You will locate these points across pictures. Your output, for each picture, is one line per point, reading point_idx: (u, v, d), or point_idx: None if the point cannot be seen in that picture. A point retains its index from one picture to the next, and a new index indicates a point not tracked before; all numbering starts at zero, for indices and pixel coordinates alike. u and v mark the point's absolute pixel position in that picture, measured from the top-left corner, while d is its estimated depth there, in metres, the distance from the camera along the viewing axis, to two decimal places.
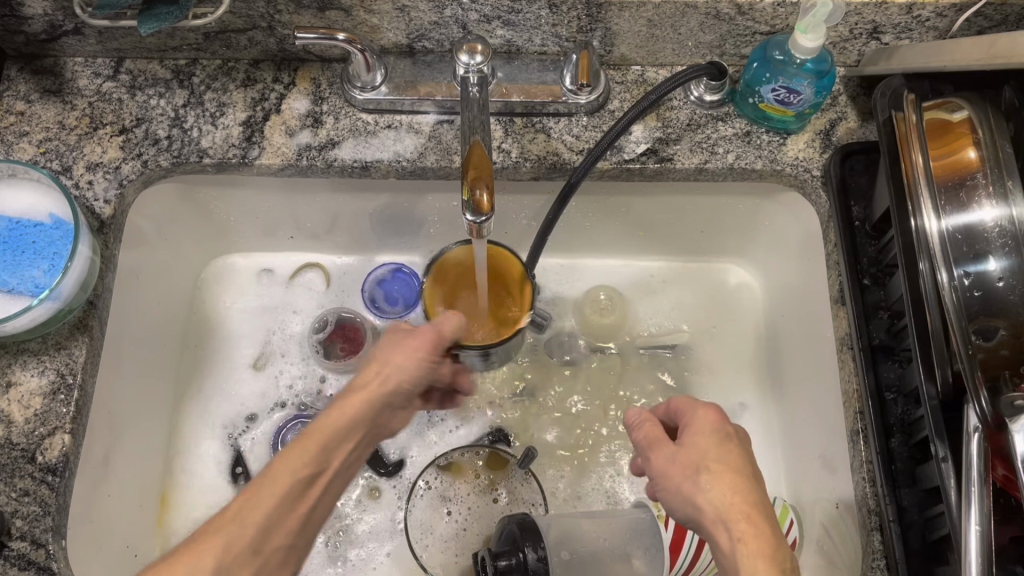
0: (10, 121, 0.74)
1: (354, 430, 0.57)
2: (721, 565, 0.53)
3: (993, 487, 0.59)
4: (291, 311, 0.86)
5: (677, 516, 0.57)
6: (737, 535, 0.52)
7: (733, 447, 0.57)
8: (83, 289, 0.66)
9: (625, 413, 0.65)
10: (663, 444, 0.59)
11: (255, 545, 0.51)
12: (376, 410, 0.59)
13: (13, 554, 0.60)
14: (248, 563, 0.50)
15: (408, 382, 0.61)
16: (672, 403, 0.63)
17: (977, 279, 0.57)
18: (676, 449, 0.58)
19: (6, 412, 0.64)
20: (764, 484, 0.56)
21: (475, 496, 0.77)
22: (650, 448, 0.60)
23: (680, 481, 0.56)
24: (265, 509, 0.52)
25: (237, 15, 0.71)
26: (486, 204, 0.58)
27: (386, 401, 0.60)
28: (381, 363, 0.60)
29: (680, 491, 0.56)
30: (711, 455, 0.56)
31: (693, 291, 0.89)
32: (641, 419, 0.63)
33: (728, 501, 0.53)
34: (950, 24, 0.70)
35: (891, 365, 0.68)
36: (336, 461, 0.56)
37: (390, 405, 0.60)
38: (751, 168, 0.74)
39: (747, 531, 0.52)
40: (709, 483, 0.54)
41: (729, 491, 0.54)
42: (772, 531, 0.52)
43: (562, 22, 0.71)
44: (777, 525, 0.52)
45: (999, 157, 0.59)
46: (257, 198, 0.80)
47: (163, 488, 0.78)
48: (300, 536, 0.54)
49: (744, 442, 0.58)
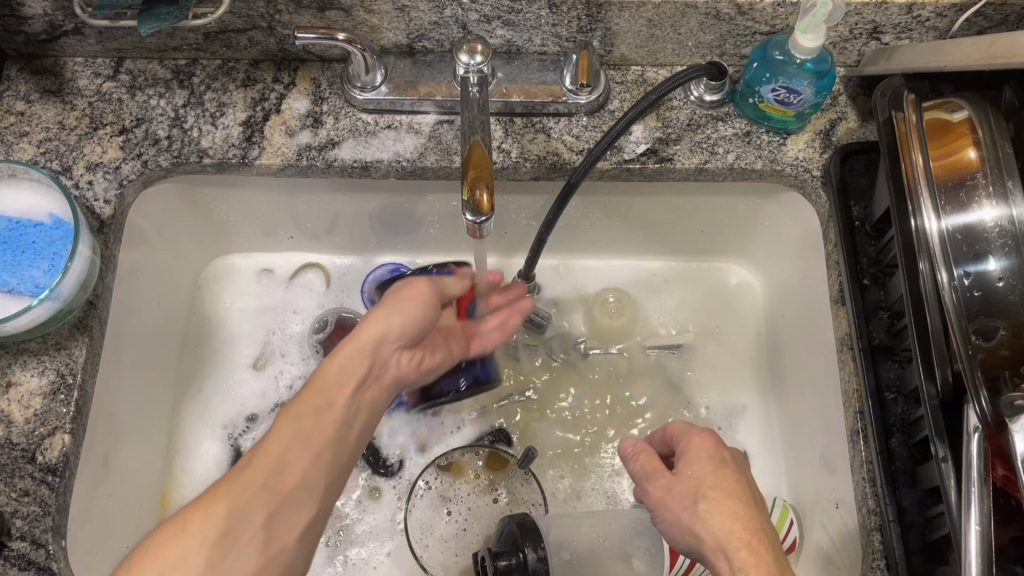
0: (10, 121, 0.74)
1: (354, 375, 0.61)
2: None
3: (993, 487, 0.59)
4: (291, 311, 0.86)
5: (679, 547, 0.58)
6: (737, 564, 0.53)
7: (731, 473, 0.58)
8: (83, 289, 0.66)
9: (620, 442, 0.66)
10: (657, 475, 0.61)
11: (266, 492, 0.54)
12: (376, 347, 0.62)
13: (13, 554, 0.60)
14: (262, 508, 0.54)
15: (407, 321, 0.63)
16: (667, 431, 0.64)
17: (977, 279, 0.58)
18: (672, 480, 0.59)
19: (6, 412, 0.64)
20: (764, 508, 0.58)
21: (476, 496, 0.77)
22: (646, 480, 0.61)
23: (679, 510, 0.58)
24: (274, 457, 0.56)
25: (237, 15, 0.71)
26: (486, 204, 0.58)
27: (384, 342, 0.62)
28: (379, 308, 0.64)
29: (680, 521, 0.57)
30: (709, 482, 0.58)
31: (693, 291, 0.89)
32: (637, 449, 0.64)
33: (728, 529, 0.55)
34: (950, 24, 0.70)
35: (891, 365, 0.68)
36: (339, 405, 0.60)
37: (388, 346, 0.63)
38: (751, 168, 0.74)
39: (747, 560, 0.54)
40: (708, 512, 0.56)
41: (727, 519, 0.56)
42: (776, 559, 0.53)
43: (562, 22, 0.71)
44: (781, 554, 0.54)
45: (999, 157, 0.59)
46: (257, 198, 0.80)
47: (163, 488, 0.78)
48: (315, 482, 0.57)
49: (742, 467, 0.60)
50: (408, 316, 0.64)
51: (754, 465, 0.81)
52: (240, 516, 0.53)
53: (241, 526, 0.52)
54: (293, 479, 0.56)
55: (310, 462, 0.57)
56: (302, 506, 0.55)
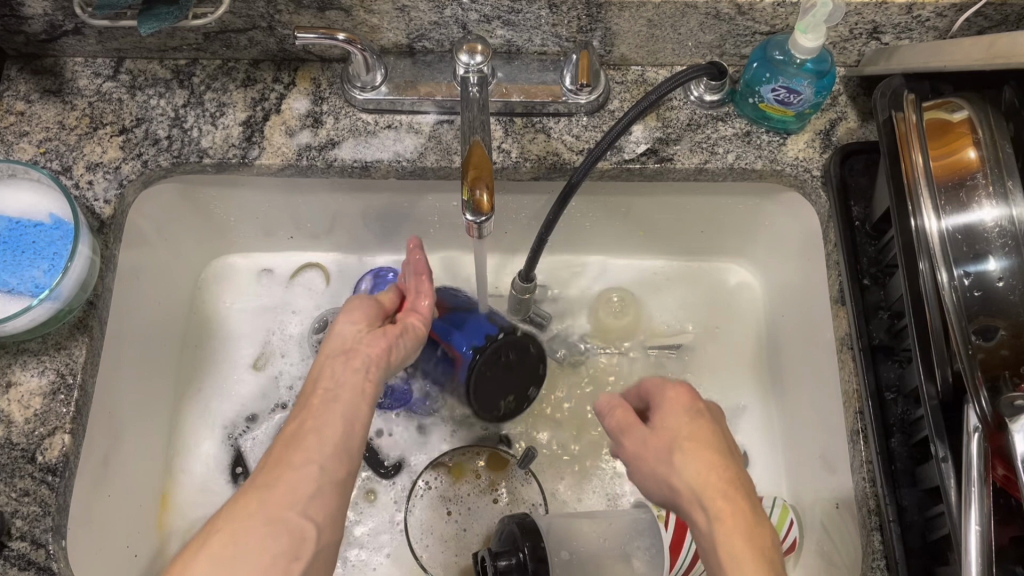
0: (10, 121, 0.74)
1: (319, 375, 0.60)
2: (705, 546, 0.54)
3: (993, 487, 0.59)
4: (291, 311, 0.86)
5: (657, 499, 0.59)
6: (713, 513, 0.53)
7: (703, 422, 0.58)
8: (83, 289, 0.66)
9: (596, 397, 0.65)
10: (633, 428, 0.61)
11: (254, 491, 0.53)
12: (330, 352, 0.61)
13: (13, 554, 0.60)
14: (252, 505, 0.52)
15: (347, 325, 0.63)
16: (641, 386, 0.64)
17: (977, 279, 0.58)
18: (647, 433, 0.60)
19: (6, 412, 0.64)
20: (738, 458, 0.58)
21: (476, 497, 0.77)
22: (622, 434, 0.61)
23: (653, 460, 0.58)
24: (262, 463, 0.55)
25: (237, 15, 0.71)
26: (486, 204, 0.58)
27: (339, 343, 0.62)
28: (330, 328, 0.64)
29: (657, 473, 0.58)
30: (682, 432, 0.58)
31: (693, 291, 0.89)
32: (610, 404, 0.63)
33: (704, 478, 0.55)
34: (950, 24, 0.70)
35: (892, 365, 0.68)
36: (315, 399, 0.58)
37: (346, 343, 0.62)
38: (751, 168, 0.74)
39: (724, 508, 0.53)
40: (682, 461, 0.56)
41: (705, 469, 0.55)
42: (751, 508, 0.53)
43: (563, 22, 0.71)
44: (756, 503, 0.54)
45: (999, 157, 0.59)
46: (257, 198, 0.80)
47: (163, 488, 0.78)
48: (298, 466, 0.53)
49: (715, 418, 0.60)
50: (358, 317, 0.64)
51: (754, 465, 0.81)
52: (232, 517, 0.51)
53: (234, 523, 0.51)
54: (275, 489, 0.52)
55: (294, 450, 0.54)
56: (290, 489, 0.52)
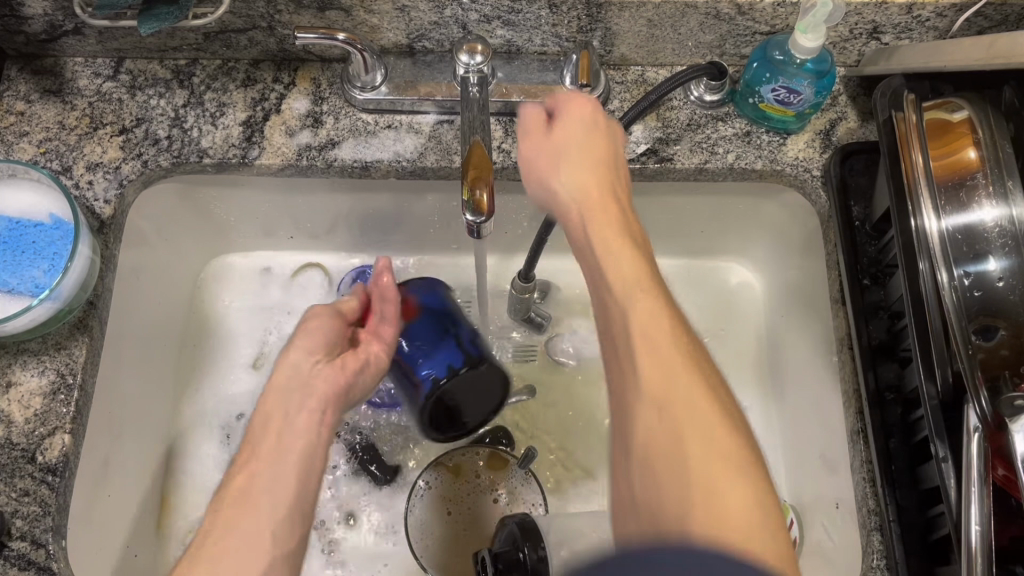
0: (10, 121, 0.74)
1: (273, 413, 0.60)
2: (581, 257, 0.57)
3: (993, 487, 0.59)
4: (290, 311, 0.86)
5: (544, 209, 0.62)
6: (588, 217, 0.56)
7: (599, 138, 0.60)
8: (83, 289, 0.66)
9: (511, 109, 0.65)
10: (535, 134, 0.61)
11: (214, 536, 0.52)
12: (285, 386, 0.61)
13: (13, 554, 0.60)
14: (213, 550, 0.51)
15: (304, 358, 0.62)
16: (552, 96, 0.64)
17: (977, 279, 0.58)
18: (543, 141, 0.61)
19: (6, 412, 0.64)
20: (622, 182, 0.60)
21: (475, 496, 0.77)
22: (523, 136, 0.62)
23: (539, 172, 0.60)
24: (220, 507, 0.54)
25: (237, 15, 0.71)
26: (486, 203, 0.58)
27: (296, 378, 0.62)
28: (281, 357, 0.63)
29: (543, 178, 0.60)
30: (571, 144, 0.60)
31: (693, 291, 0.88)
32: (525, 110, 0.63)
33: (585, 189, 0.57)
34: (950, 24, 0.70)
35: (891, 365, 0.67)
36: (271, 441, 0.58)
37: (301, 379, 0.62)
38: (751, 168, 0.74)
39: (600, 220, 0.56)
40: (566, 171, 0.59)
41: (586, 176, 0.58)
42: (630, 260, 0.53)
43: (563, 22, 0.71)
44: (638, 254, 0.54)
45: (999, 157, 0.59)
46: (257, 198, 0.80)
47: (163, 488, 0.78)
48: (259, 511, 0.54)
49: (613, 134, 0.61)
50: (314, 347, 0.63)
51: None
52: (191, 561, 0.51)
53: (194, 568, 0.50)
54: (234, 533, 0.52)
55: (254, 493, 0.54)
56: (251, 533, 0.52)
